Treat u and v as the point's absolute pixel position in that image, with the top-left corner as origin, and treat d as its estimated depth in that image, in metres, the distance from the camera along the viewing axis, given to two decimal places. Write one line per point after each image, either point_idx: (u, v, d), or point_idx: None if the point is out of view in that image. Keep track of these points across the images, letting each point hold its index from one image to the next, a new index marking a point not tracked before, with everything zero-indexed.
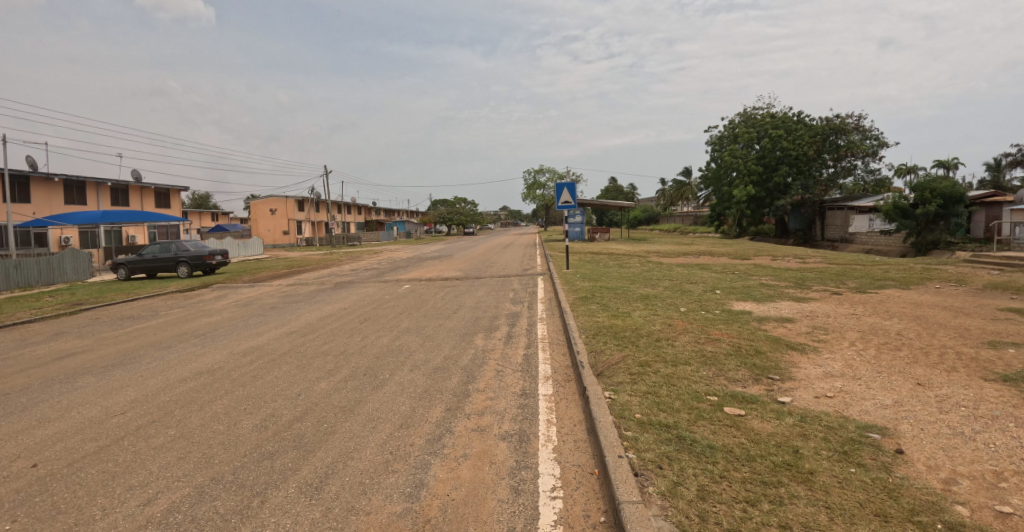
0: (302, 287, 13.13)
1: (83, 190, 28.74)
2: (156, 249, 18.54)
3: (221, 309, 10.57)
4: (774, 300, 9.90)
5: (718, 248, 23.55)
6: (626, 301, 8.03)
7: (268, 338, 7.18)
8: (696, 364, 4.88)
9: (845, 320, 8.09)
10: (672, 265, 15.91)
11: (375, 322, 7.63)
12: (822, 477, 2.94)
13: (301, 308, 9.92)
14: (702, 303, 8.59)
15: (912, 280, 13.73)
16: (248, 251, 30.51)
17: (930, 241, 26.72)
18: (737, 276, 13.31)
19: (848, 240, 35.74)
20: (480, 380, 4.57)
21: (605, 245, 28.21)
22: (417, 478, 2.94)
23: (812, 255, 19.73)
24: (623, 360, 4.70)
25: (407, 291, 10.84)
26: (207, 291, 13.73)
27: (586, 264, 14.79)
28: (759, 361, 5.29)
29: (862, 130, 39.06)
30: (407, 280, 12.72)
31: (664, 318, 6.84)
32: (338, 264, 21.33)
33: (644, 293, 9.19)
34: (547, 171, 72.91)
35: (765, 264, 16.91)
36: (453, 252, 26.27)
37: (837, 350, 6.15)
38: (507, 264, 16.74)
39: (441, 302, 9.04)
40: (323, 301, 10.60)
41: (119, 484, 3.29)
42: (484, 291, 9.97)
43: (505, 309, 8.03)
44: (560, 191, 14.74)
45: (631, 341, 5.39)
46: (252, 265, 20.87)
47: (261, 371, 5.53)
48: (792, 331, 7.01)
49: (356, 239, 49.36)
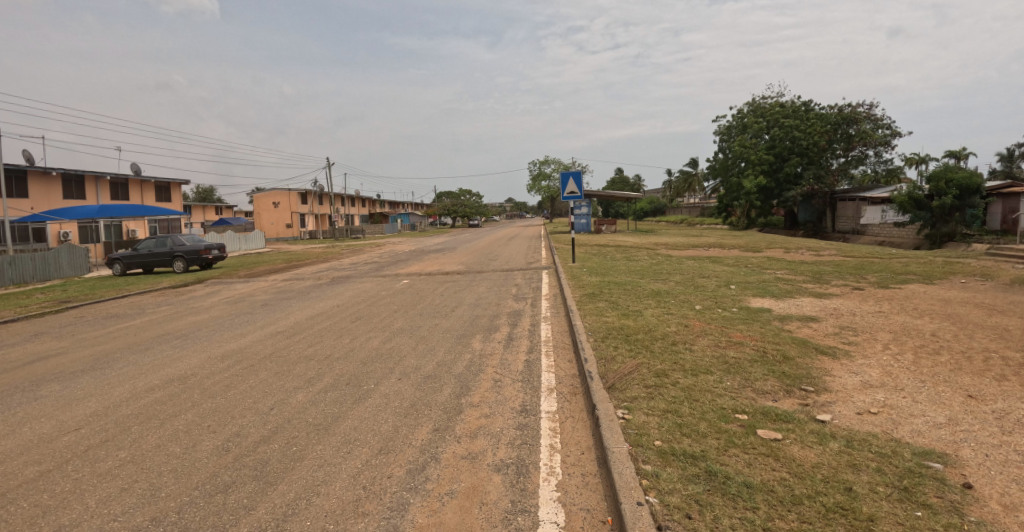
0: (297, 283, 12.62)
1: (82, 184, 28.38)
2: (150, 243, 17.98)
3: (210, 307, 10.08)
4: (793, 296, 9.30)
5: (728, 240, 22.79)
6: (636, 298, 7.44)
7: (250, 340, 6.69)
8: (719, 373, 4.32)
9: (874, 320, 7.49)
10: (681, 258, 15.24)
11: (366, 321, 7.10)
12: (885, 526, 2.37)
13: (292, 305, 9.42)
14: (718, 300, 8.01)
15: (936, 275, 13.05)
16: (249, 244, 30.15)
17: (945, 233, 25.87)
18: (750, 270, 12.68)
19: (860, 232, 34.87)
20: (475, 392, 4.03)
21: (611, 237, 27.63)
22: (391, 524, 2.42)
23: (827, 248, 19.02)
24: (637, 369, 4.16)
25: (405, 287, 10.31)
26: (199, 287, 13.27)
27: (592, 258, 14.19)
28: (788, 368, 4.73)
29: (875, 119, 38.04)
30: (407, 275, 12.21)
31: (679, 317, 6.26)
32: (338, 257, 20.84)
33: (655, 289, 8.62)
34: (552, 163, 72.05)
35: (779, 256, 16.20)
36: (457, 244, 25.70)
37: (871, 355, 5.58)
38: (510, 257, 16.15)
39: (438, 299, 8.47)
40: (317, 297, 10.10)
41: (47, 523, 2.79)
42: (485, 287, 9.41)
43: (507, 306, 7.49)
44: (565, 181, 14.12)
45: (644, 346, 4.84)
46: (251, 259, 20.47)
47: (235, 379, 5.03)
48: (819, 333, 6.42)
49: (359, 232, 48.95)
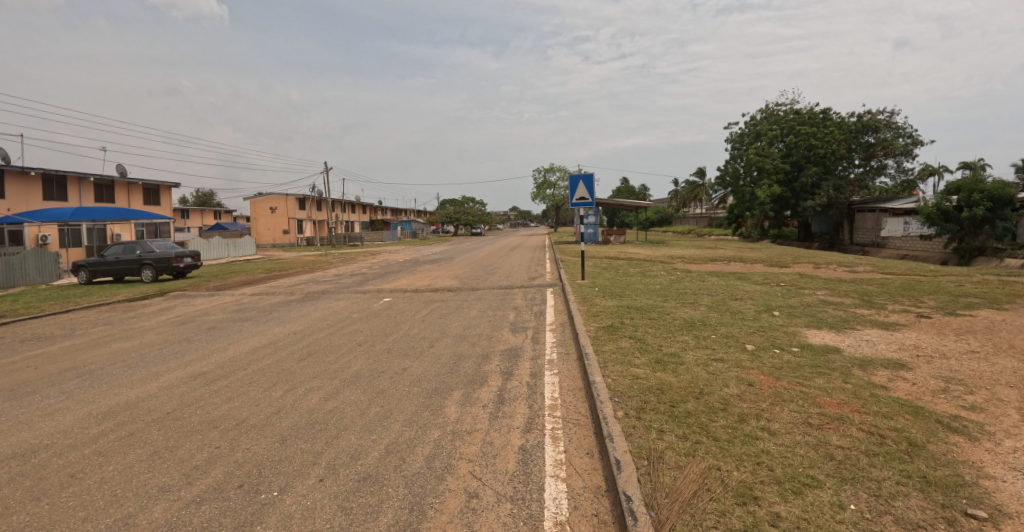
0: (264, 298, 10.97)
1: (63, 185, 26.98)
2: (118, 249, 16.52)
3: (150, 330, 8.47)
4: (854, 327, 7.55)
5: (748, 253, 21.11)
6: (669, 332, 5.74)
7: (159, 387, 5.08)
8: (833, 490, 2.66)
9: (978, 366, 5.72)
10: (704, 274, 13.56)
11: (317, 362, 5.44)
12: None
13: (243, 329, 7.77)
14: (769, 335, 6.30)
15: (1000, 297, 11.27)
16: (237, 251, 28.65)
17: (974, 247, 24.12)
18: (787, 290, 10.96)
19: (880, 245, 33.03)
20: (431, 527, 2.36)
21: (620, 248, 25.90)
22: None
23: (859, 263, 17.35)
24: (703, 486, 2.51)
25: (383, 307, 8.64)
26: (156, 301, 11.70)
27: (603, 274, 12.53)
28: (927, 469, 3.06)
29: (896, 127, 36.66)
30: (390, 291, 10.55)
31: (734, 366, 4.58)
32: (326, 267, 19.25)
33: (687, 317, 6.92)
34: (558, 170, 70.78)
35: (811, 273, 14.47)
36: (456, 254, 24.02)
37: (1019, 434, 3.84)
38: (512, 271, 14.53)
39: (417, 327, 6.80)
40: (278, 319, 8.42)
41: None
42: (477, 312, 7.74)
43: (500, 341, 5.82)
44: (575, 185, 12.49)
45: (702, 427, 3.19)
46: (231, 268, 18.91)
47: (90, 466, 3.46)
48: (922, 391, 4.70)
49: (357, 239, 47.49)
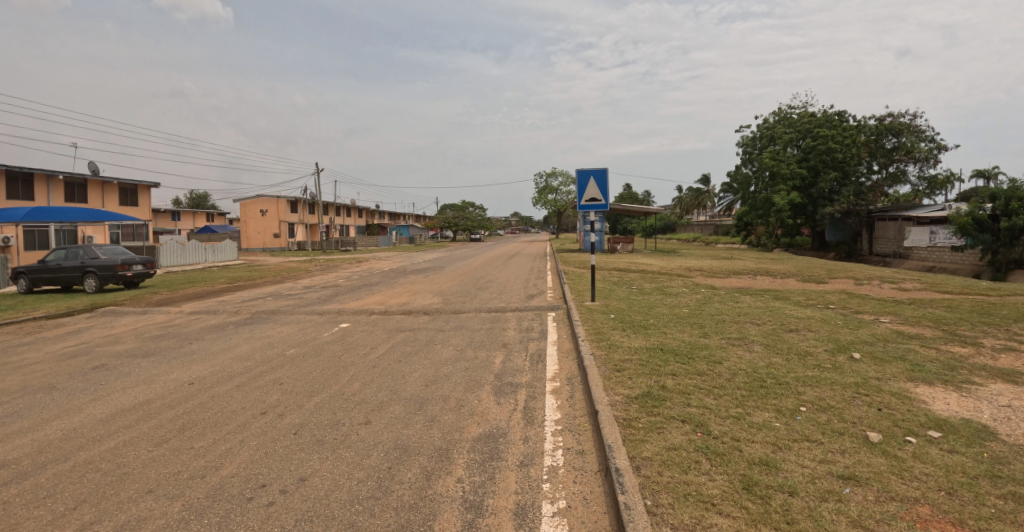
0: (200, 319, 8.91)
1: (29, 183, 25.11)
2: (61, 253, 14.57)
3: (25, 366, 6.45)
4: (972, 379, 5.43)
5: (772, 265, 18.98)
6: (736, 407, 3.66)
7: None
8: None
9: None
10: (735, 292, 11.40)
11: (179, 454, 3.40)
12: None
13: (134, 371, 5.73)
14: (878, 402, 4.18)
15: None
16: (216, 256, 26.69)
17: (1013, 259, 21.91)
18: (843, 316, 8.83)
19: (903, 256, 30.70)
20: None
21: (629, 258, 23.85)
22: None
23: (904, 279, 15.23)
24: None
25: (332, 339, 6.61)
26: (75, 320, 9.68)
27: (615, 291, 10.44)
28: None
29: (918, 131, 34.66)
30: (352, 313, 8.51)
31: (888, 502, 2.47)
32: (300, 276, 17.21)
33: (746, 367, 4.83)
34: (560, 175, 69.25)
35: (857, 292, 12.36)
36: (450, 262, 22.05)
37: None
38: (509, 285, 12.49)
39: (361, 379, 4.78)
40: (191, 353, 6.38)
41: None
42: (451, 352, 5.64)
43: (473, 417, 3.71)
44: (584, 183, 10.44)
45: None
46: (194, 277, 16.89)
47: None
48: None
49: (350, 243, 45.50)
